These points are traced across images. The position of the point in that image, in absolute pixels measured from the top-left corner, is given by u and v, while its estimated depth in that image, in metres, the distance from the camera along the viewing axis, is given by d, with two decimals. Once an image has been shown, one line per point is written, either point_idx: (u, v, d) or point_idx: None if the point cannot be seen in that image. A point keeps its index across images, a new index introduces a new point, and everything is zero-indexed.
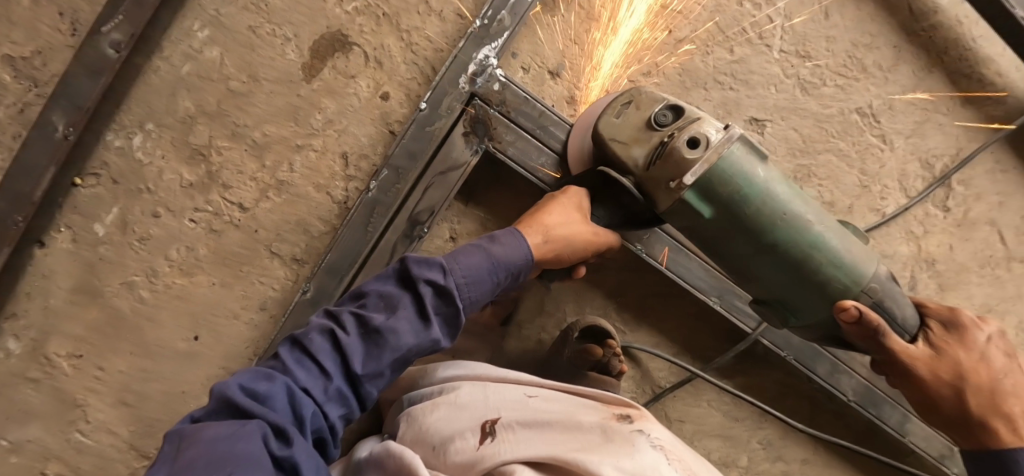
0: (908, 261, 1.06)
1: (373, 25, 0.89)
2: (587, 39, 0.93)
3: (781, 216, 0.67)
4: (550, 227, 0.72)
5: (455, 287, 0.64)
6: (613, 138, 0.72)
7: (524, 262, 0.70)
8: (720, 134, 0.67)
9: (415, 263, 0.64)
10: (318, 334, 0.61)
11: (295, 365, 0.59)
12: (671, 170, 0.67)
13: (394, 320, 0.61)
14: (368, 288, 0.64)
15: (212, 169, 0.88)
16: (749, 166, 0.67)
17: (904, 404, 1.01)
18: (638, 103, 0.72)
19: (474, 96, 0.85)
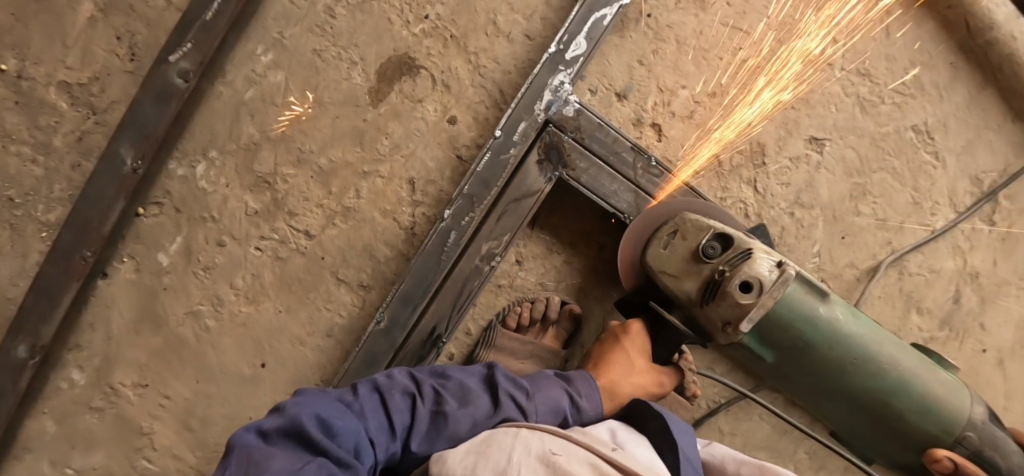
0: (952, 275, 1.11)
1: (441, 47, 0.86)
2: (655, 60, 0.92)
3: (853, 366, 0.76)
4: (615, 382, 0.84)
5: (532, 411, 0.72)
6: (662, 270, 0.80)
7: (592, 412, 0.78)
8: (770, 274, 0.73)
9: (505, 377, 0.74)
10: (398, 395, 0.68)
11: (367, 412, 0.64)
12: (726, 314, 0.75)
13: (464, 411, 0.69)
14: (453, 374, 0.73)
15: (277, 196, 0.86)
16: (810, 311, 0.75)
17: None
18: (684, 232, 0.80)
19: (548, 123, 0.83)
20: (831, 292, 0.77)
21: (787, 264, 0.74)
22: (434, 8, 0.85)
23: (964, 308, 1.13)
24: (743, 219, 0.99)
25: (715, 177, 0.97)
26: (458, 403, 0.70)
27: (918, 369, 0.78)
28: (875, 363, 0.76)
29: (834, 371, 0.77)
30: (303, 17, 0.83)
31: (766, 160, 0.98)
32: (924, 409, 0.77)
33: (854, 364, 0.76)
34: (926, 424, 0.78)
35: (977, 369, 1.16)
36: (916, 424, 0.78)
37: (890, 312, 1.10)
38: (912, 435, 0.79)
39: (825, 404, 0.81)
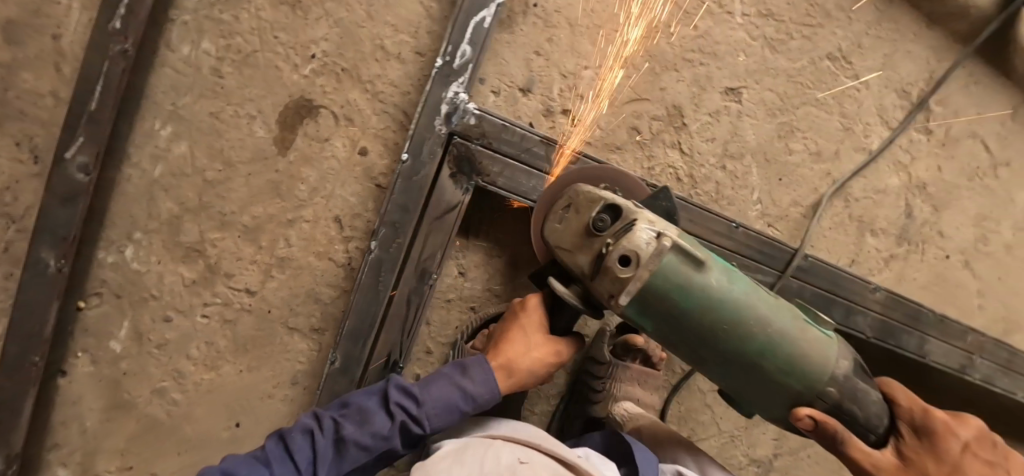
0: (900, 191, 1.11)
1: (335, 83, 0.86)
2: (551, 48, 0.91)
3: (721, 328, 0.68)
4: (514, 359, 0.78)
5: (421, 417, 0.74)
6: (557, 244, 0.70)
7: (491, 396, 0.77)
8: (653, 249, 0.65)
9: (396, 387, 0.76)
10: (301, 433, 0.73)
11: (274, 460, 0.70)
12: (607, 288, 0.67)
13: (359, 433, 0.72)
14: (352, 399, 0.76)
15: (210, 262, 0.87)
16: (683, 280, 0.66)
17: (920, 329, 1.10)
18: (576, 207, 0.69)
19: (453, 135, 0.84)
20: (706, 255, 0.68)
21: (667, 235, 0.65)
22: (318, 47, 0.85)
23: (918, 220, 1.13)
24: (676, 183, 0.99)
25: (638, 148, 0.97)
26: (355, 426, 0.73)
27: (791, 332, 0.70)
28: (748, 322, 0.68)
29: (710, 336, 0.69)
30: (192, 84, 0.83)
31: (686, 120, 0.98)
32: (793, 369, 0.70)
33: (729, 326, 0.68)
34: (793, 385, 0.71)
35: (944, 275, 1.17)
36: (789, 383, 0.71)
37: (845, 240, 1.10)
38: (783, 395, 0.72)
39: (702, 369, 0.73)
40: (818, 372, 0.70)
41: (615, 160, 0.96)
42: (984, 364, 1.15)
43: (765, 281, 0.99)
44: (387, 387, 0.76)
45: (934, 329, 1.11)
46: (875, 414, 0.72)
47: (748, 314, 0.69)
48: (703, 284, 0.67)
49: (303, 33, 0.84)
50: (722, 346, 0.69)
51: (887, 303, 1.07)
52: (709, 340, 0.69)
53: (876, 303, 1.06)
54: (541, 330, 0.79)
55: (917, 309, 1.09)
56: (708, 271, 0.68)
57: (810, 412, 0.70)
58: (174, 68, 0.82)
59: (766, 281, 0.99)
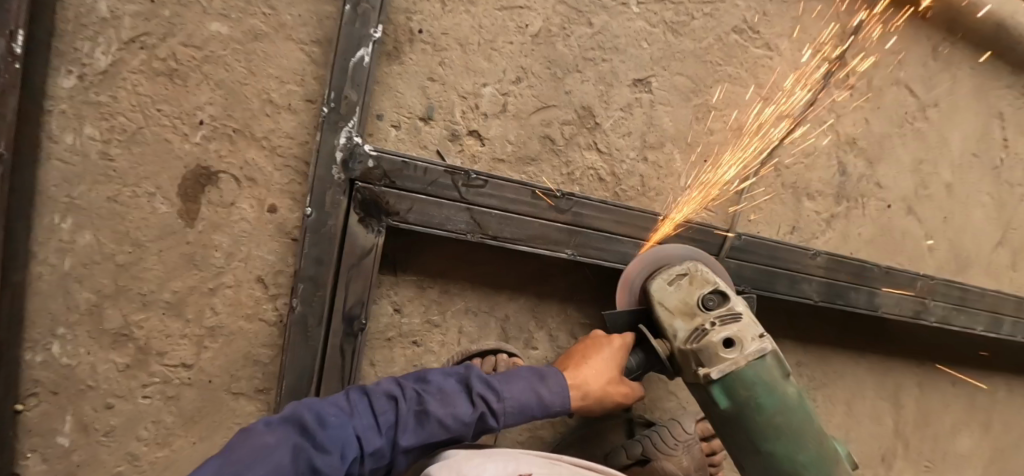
0: (829, 150, 1.11)
1: (229, 145, 0.84)
2: (445, 72, 0.89)
3: (783, 431, 0.75)
4: (587, 382, 0.77)
5: (500, 411, 0.70)
6: (661, 302, 0.81)
7: (563, 409, 0.74)
8: (754, 345, 0.76)
9: (478, 378, 0.72)
10: (383, 397, 0.69)
11: (355, 413, 0.66)
12: (704, 357, 0.76)
13: (445, 414, 0.69)
14: (433, 377, 0.72)
15: (140, 344, 0.86)
16: (772, 376, 0.76)
17: (867, 284, 1.10)
18: (692, 278, 0.82)
19: (353, 181, 0.83)
20: (794, 377, 0.78)
21: (768, 338, 0.77)
22: (204, 112, 0.83)
23: (854, 176, 1.13)
24: (599, 183, 0.98)
25: (553, 155, 0.95)
26: (440, 405, 0.69)
27: (840, 468, 0.77)
28: (807, 434, 0.76)
29: (768, 433, 0.75)
30: (83, 172, 0.81)
31: (598, 119, 0.97)
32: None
33: (788, 427, 0.75)
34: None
35: (889, 225, 1.17)
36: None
37: (783, 209, 1.09)
38: None
39: (744, 460, 0.78)
40: None
41: (532, 172, 0.94)
42: (937, 305, 1.15)
43: None
44: (465, 375, 0.73)
45: (880, 282, 1.11)
46: None
47: (809, 430, 0.76)
48: (785, 393, 0.76)
49: (187, 101, 0.82)
50: (772, 442, 0.75)
51: (829, 265, 1.07)
52: (766, 437, 0.75)
53: (818, 267, 1.06)
54: (618, 361, 0.80)
55: (860, 266, 1.10)
56: (791, 388, 0.77)
57: None
58: (62, 158, 0.80)
59: None
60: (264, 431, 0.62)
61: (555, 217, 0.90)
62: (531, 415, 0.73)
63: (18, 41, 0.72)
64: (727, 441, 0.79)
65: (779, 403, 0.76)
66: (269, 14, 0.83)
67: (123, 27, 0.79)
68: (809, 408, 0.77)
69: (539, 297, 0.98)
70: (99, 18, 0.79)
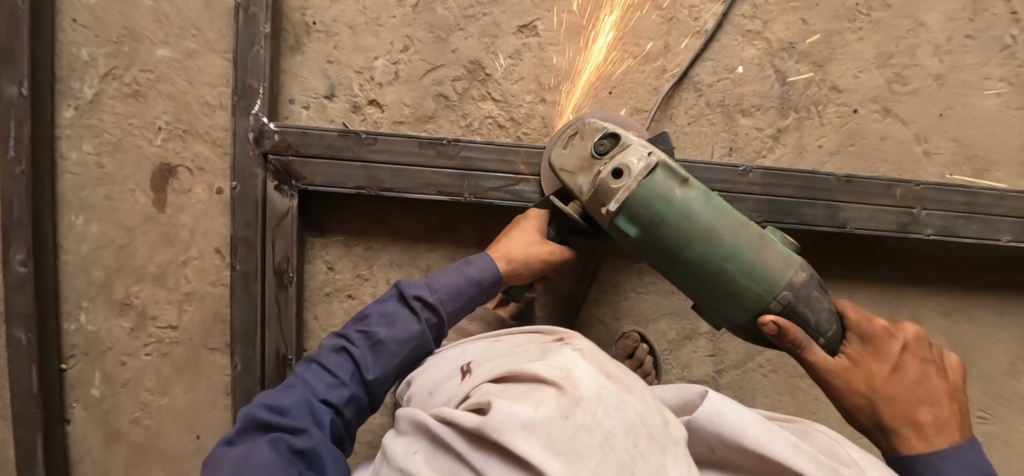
0: (760, 59, 1.05)
1: (181, 143, 1.04)
2: (340, 53, 1.02)
3: (693, 232, 0.74)
4: (512, 250, 0.89)
5: (437, 302, 0.85)
6: (562, 168, 0.81)
7: (494, 277, 0.88)
8: (641, 165, 0.75)
9: (410, 286, 0.85)
10: (333, 351, 0.81)
11: (308, 377, 0.78)
12: (601, 198, 0.77)
13: (394, 330, 0.82)
14: (369, 310, 0.83)
15: (139, 311, 1.07)
16: (663, 187, 0.75)
17: (825, 197, 1.00)
18: (583, 133, 0.80)
19: (266, 154, 0.98)
20: (687, 172, 0.77)
21: (655, 152, 0.76)
22: (161, 120, 1.04)
23: (799, 84, 1.06)
24: (499, 130, 1.03)
25: (450, 110, 1.03)
26: (387, 328, 0.82)
27: (757, 241, 0.76)
28: (717, 227, 0.74)
29: (680, 240, 0.75)
30: (86, 179, 1.05)
31: (488, 70, 1.02)
32: (760, 272, 0.75)
33: (695, 228, 0.74)
34: (755, 283, 0.75)
35: (860, 131, 1.08)
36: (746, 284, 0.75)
37: (712, 130, 1.05)
38: (748, 304, 0.76)
39: (666, 273, 0.79)
40: (778, 277, 0.75)
41: (431, 128, 1.03)
42: (932, 214, 1.02)
43: None
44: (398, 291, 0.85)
45: (846, 193, 1.00)
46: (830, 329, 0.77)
47: (714, 227, 0.75)
48: (682, 195, 0.75)
49: (147, 114, 1.04)
50: (685, 247, 0.75)
51: (769, 182, 0.99)
52: (680, 248, 0.75)
53: (755, 184, 0.99)
54: (536, 226, 0.92)
55: (811, 177, 1.00)
56: (687, 186, 0.76)
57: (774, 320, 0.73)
58: (71, 171, 1.05)
59: None
60: (221, 453, 0.68)
61: (445, 163, 0.97)
62: (468, 294, 0.86)
63: (25, 86, 0.98)
64: (648, 262, 0.80)
65: (679, 207, 0.74)
66: (197, 35, 1.03)
67: (99, 65, 1.03)
68: (712, 201, 0.76)
69: (457, 245, 1.04)
70: (83, 62, 1.03)
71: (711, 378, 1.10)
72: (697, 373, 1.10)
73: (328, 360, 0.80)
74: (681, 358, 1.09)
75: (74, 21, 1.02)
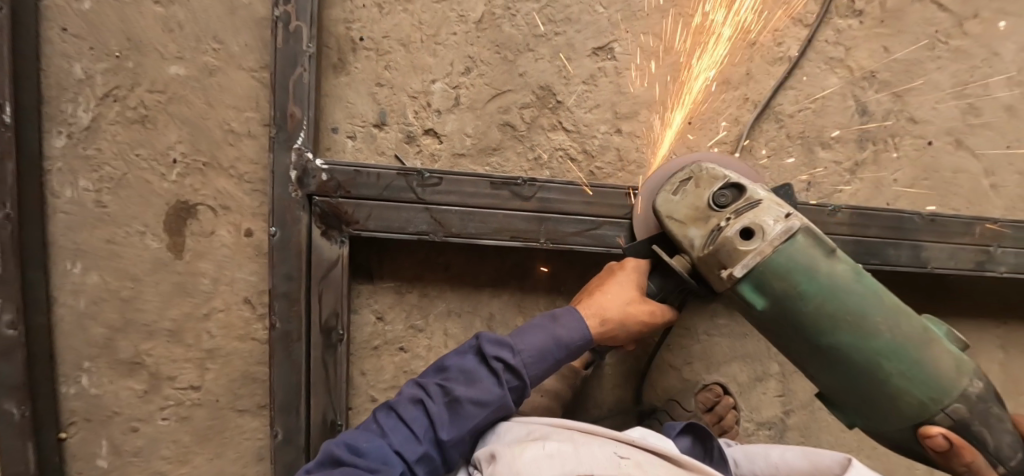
0: (843, 89, 1.00)
1: (201, 178, 0.88)
2: (392, 75, 0.89)
3: (845, 317, 0.68)
4: (606, 308, 0.75)
5: (521, 366, 0.70)
6: (670, 215, 0.76)
7: (586, 341, 0.73)
8: (778, 227, 0.68)
9: (490, 341, 0.72)
10: (410, 404, 0.70)
11: (390, 428, 0.69)
12: (722, 258, 0.70)
13: (474, 392, 0.69)
14: (449, 363, 0.72)
15: (152, 371, 0.91)
16: (808, 261, 0.68)
17: (909, 238, 0.98)
18: (698, 180, 0.76)
19: (311, 196, 0.84)
20: (836, 243, 0.69)
21: (796, 216, 0.69)
22: (176, 150, 0.87)
23: (878, 114, 1.02)
24: (570, 163, 0.93)
25: (517, 141, 0.92)
26: (466, 387, 0.70)
27: (920, 337, 0.69)
28: (871, 314, 0.68)
29: (823, 323, 0.68)
30: (82, 220, 0.87)
31: (560, 97, 0.92)
32: (920, 372, 0.69)
33: (842, 312, 0.68)
34: (921, 389, 0.69)
35: (933, 164, 1.05)
36: (904, 385, 0.69)
37: (793, 163, 1.00)
38: (900, 405, 0.70)
39: (801, 358, 0.72)
40: (942, 379, 0.69)
41: (496, 162, 0.92)
42: (1008, 252, 1.03)
43: None
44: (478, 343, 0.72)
45: (928, 232, 0.99)
46: (1004, 444, 0.70)
47: (866, 312, 0.68)
48: (831, 272, 0.68)
49: (159, 142, 0.87)
50: (835, 335, 0.68)
51: (857, 222, 0.96)
52: (824, 332, 0.69)
53: (843, 225, 0.96)
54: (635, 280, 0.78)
55: (898, 217, 0.97)
56: (836, 261, 0.69)
57: (942, 431, 0.68)
58: (64, 210, 0.87)
59: None
60: None
61: (519, 205, 0.86)
62: (563, 356, 0.72)
63: None
64: (779, 341, 0.73)
65: (827, 286, 0.68)
66: (220, 49, 0.86)
67: (97, 84, 0.85)
68: (866, 280, 0.69)
69: (523, 291, 0.95)
70: (76, 80, 0.85)
71: (779, 419, 1.04)
72: (766, 415, 1.04)
73: (409, 414, 0.69)
74: (751, 400, 1.03)
75: (65, 31, 0.84)
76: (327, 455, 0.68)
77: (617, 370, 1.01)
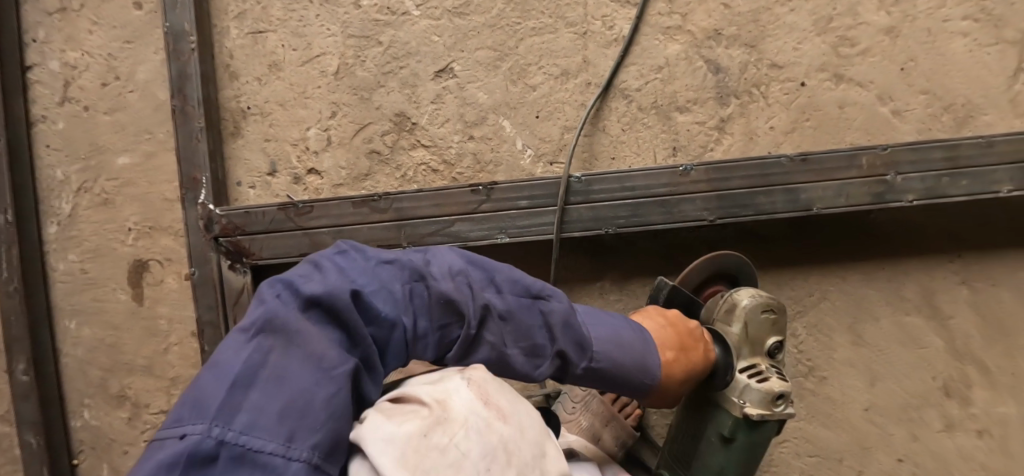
0: (687, 54, 1.02)
1: (148, 240, 1.10)
2: (276, 131, 1.07)
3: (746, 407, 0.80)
4: (671, 365, 0.76)
5: (489, 329, 0.66)
6: (745, 324, 0.83)
7: (610, 358, 0.72)
8: (761, 387, 0.79)
9: (474, 273, 0.68)
10: (396, 285, 0.63)
11: (369, 292, 0.61)
12: (753, 386, 0.80)
13: (434, 329, 0.64)
14: (430, 268, 0.66)
15: (133, 400, 1.13)
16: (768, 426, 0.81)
17: (779, 183, 0.96)
18: (775, 317, 0.84)
19: (217, 237, 1.03)
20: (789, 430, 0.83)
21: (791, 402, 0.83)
22: (128, 221, 1.11)
23: (733, 70, 1.02)
24: (434, 174, 1.05)
25: (384, 165, 1.05)
26: (428, 320, 0.64)
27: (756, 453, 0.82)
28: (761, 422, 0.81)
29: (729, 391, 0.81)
30: (72, 285, 1.12)
31: (414, 120, 1.04)
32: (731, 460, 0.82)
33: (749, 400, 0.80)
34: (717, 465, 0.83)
35: (811, 104, 1.02)
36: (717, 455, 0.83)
37: (650, 133, 1.03)
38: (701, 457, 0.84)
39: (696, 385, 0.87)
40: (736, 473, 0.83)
41: (369, 185, 1.05)
42: (909, 178, 0.96)
43: (548, 221, 0.97)
44: (551, 299, 0.69)
45: (804, 173, 0.96)
46: None
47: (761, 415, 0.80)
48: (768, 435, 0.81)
49: (116, 217, 1.11)
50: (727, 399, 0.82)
51: (715, 177, 0.97)
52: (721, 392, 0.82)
53: (700, 183, 0.97)
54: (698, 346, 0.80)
55: (761, 164, 0.96)
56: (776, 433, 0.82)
57: None
58: (59, 280, 1.13)
59: (551, 220, 0.97)
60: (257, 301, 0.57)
61: (380, 217, 0.99)
62: (582, 386, 0.74)
63: (9, 213, 1.07)
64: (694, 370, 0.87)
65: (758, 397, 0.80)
66: (150, 137, 1.10)
67: (71, 182, 1.12)
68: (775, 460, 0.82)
69: None
70: (58, 181, 1.12)
71: None
72: None
73: (386, 318, 0.61)
74: None
75: (49, 147, 1.12)
76: (343, 291, 0.58)
77: None
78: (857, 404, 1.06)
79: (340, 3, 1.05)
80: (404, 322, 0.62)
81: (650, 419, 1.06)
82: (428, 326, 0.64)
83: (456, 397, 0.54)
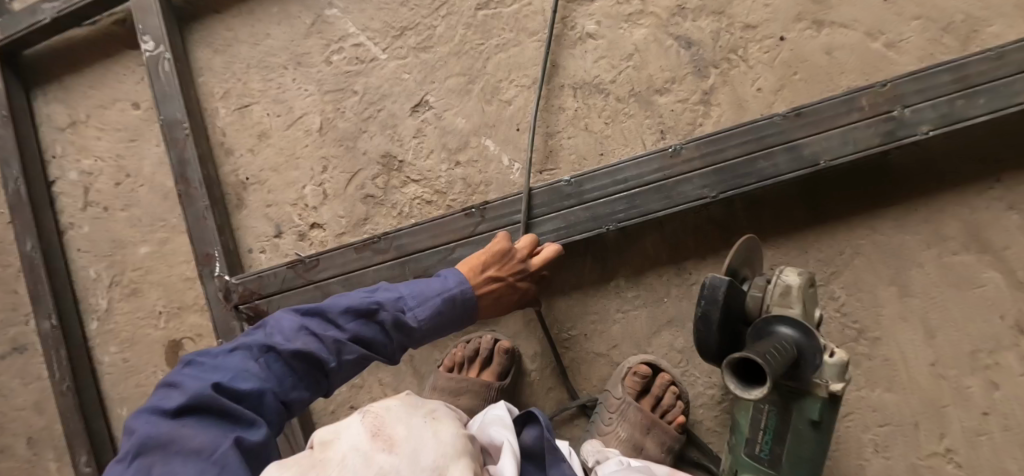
0: (655, 36, 1.00)
1: (178, 319, 1.15)
2: (275, 194, 1.11)
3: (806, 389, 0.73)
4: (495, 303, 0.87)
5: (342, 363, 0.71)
6: (803, 301, 0.76)
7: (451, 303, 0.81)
8: (835, 360, 0.73)
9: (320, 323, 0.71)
10: (250, 360, 0.67)
11: (237, 375, 0.64)
12: (838, 364, 0.73)
13: (310, 372, 0.70)
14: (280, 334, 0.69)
15: None
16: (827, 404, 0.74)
17: (777, 143, 0.91)
18: (815, 291, 0.79)
19: (237, 305, 1.06)
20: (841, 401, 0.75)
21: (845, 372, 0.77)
22: (159, 305, 1.16)
23: (705, 40, 0.99)
24: (429, 206, 1.05)
25: (380, 207, 1.07)
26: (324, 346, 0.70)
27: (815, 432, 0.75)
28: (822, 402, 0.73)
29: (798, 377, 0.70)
30: (120, 374, 1.19)
31: (401, 158, 1.06)
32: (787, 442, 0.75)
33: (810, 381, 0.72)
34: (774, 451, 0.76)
35: (797, 56, 0.97)
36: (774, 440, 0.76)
37: (634, 121, 1.01)
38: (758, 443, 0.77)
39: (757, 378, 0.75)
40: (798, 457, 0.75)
41: (370, 229, 1.07)
42: (920, 110, 0.87)
43: (546, 229, 0.96)
44: (380, 310, 0.75)
45: (801, 127, 0.90)
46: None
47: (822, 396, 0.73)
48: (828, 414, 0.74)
49: (147, 303, 1.17)
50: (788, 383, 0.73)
51: (707, 151, 0.92)
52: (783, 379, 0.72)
53: (692, 161, 0.92)
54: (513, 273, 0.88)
55: (753, 129, 0.91)
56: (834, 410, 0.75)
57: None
58: (108, 372, 1.19)
59: (548, 227, 0.96)
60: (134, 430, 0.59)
61: (382, 258, 1.00)
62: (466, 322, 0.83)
63: (52, 318, 1.14)
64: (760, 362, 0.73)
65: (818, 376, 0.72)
66: (165, 223, 1.16)
67: (104, 278, 1.19)
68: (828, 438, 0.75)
69: None
70: (93, 280, 1.20)
71: None
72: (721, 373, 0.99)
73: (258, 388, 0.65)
74: (696, 361, 1.00)
75: (80, 250, 1.20)
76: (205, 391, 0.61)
77: (551, 374, 1.05)
78: (919, 361, 0.97)
79: (312, 63, 1.10)
80: (276, 394, 0.67)
81: (695, 414, 1.01)
82: (287, 393, 0.68)
83: (345, 438, 0.56)
